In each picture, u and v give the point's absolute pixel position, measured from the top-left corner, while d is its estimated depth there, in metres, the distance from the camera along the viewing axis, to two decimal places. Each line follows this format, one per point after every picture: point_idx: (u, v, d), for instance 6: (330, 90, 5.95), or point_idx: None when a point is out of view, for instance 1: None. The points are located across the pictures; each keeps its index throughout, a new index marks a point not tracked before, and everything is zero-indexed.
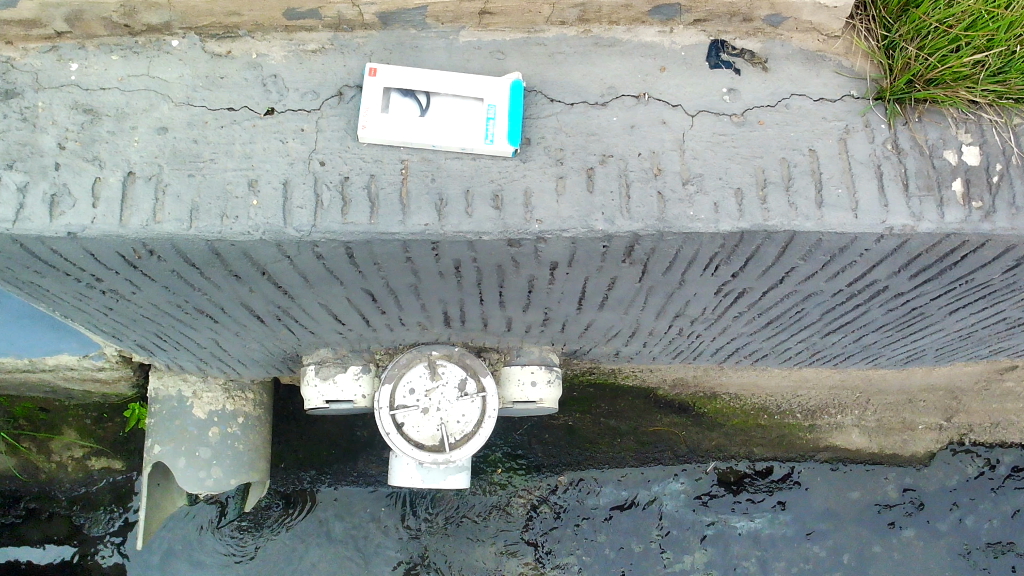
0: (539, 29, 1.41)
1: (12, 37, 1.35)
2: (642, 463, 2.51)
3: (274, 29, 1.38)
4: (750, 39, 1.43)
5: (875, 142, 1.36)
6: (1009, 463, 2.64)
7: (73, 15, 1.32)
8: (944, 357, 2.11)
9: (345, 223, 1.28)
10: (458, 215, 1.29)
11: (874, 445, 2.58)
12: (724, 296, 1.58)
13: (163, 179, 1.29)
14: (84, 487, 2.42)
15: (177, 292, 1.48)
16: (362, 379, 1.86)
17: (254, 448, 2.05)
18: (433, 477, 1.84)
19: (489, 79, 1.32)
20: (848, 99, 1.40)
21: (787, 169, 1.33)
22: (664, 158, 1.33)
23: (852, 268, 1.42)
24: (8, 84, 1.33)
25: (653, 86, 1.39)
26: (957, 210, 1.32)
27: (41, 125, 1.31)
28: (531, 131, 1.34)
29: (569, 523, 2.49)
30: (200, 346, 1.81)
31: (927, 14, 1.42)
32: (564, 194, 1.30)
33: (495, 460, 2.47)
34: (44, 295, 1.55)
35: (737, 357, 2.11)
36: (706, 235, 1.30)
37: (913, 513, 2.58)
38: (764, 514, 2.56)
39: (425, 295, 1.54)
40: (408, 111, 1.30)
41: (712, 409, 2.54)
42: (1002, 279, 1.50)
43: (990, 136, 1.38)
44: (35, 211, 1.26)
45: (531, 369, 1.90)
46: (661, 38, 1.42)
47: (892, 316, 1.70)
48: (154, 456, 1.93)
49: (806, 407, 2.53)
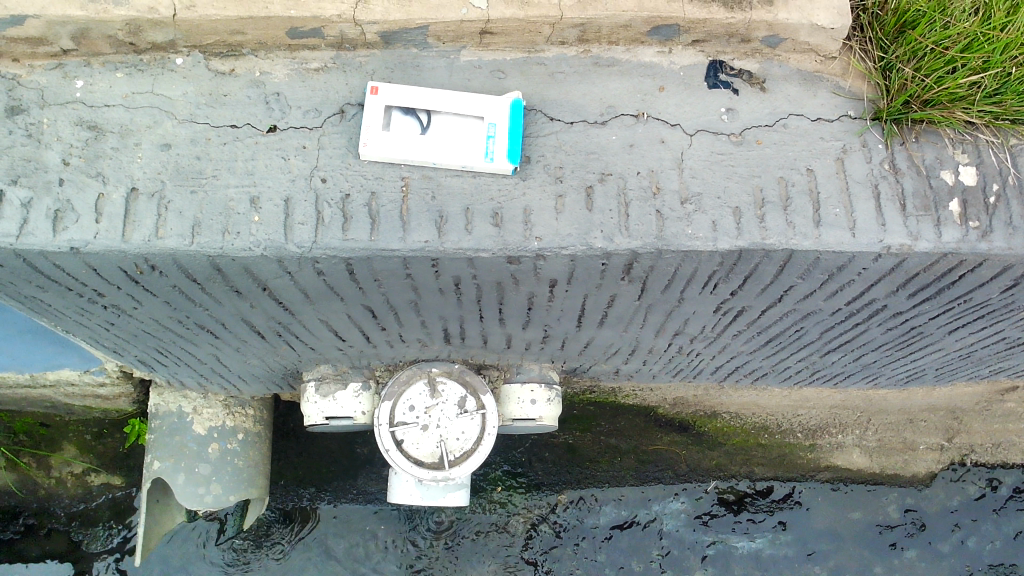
0: (539, 49, 1.43)
1: (19, 55, 1.37)
2: (642, 482, 2.50)
3: (277, 48, 1.40)
4: (748, 60, 1.45)
5: (872, 162, 1.37)
6: (1010, 484, 2.63)
7: (79, 33, 1.34)
8: (945, 377, 2.10)
9: (346, 240, 1.28)
10: (457, 233, 1.29)
11: (875, 465, 2.56)
12: (723, 315, 1.58)
13: (166, 195, 1.30)
14: (83, 503, 2.41)
15: (178, 308, 1.49)
16: (362, 396, 1.87)
17: (253, 464, 2.05)
18: (432, 495, 1.83)
19: (489, 98, 1.33)
20: (845, 119, 1.41)
21: (785, 189, 1.34)
22: (663, 177, 1.34)
23: (850, 286, 1.42)
24: (14, 101, 1.34)
25: (652, 105, 1.40)
26: (954, 229, 1.33)
27: (46, 141, 1.32)
28: (531, 149, 1.36)
29: (569, 543, 2.48)
30: (200, 362, 1.81)
31: (923, 36, 1.44)
32: (563, 212, 1.31)
33: (495, 478, 2.46)
34: (45, 309, 1.56)
35: (737, 376, 2.11)
36: (705, 254, 1.31)
37: (914, 534, 2.57)
38: (765, 534, 2.55)
39: (424, 311, 1.55)
40: (409, 129, 1.32)
41: (712, 428, 2.51)
42: (1000, 299, 1.50)
43: (987, 156, 1.39)
44: (37, 226, 1.27)
45: (531, 388, 1.91)
46: (660, 58, 1.43)
47: (891, 335, 1.70)
48: (153, 472, 1.92)
49: (807, 427, 2.52)
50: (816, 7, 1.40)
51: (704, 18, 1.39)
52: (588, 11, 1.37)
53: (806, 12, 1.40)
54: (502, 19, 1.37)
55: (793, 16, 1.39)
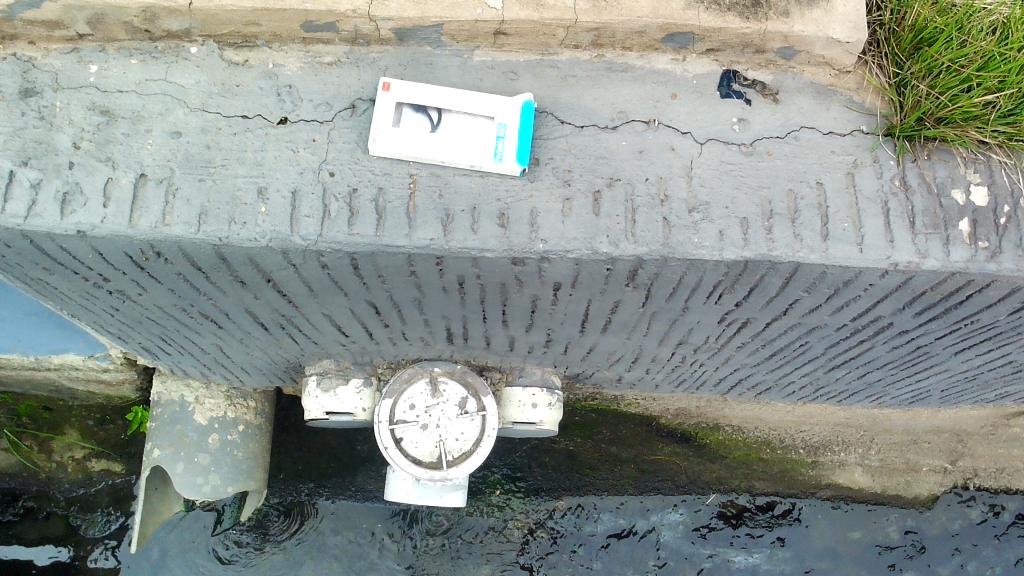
0: (553, 51, 1.43)
1: (35, 38, 1.38)
2: (642, 491, 2.48)
3: (291, 41, 1.41)
4: (762, 71, 1.44)
5: (883, 178, 1.36)
6: (1013, 510, 2.60)
7: (96, 17, 1.35)
8: (951, 399, 2.08)
9: (351, 234, 1.28)
10: (463, 232, 1.29)
11: (876, 485, 2.54)
12: (727, 326, 1.57)
13: (175, 182, 1.30)
14: (83, 488, 2.42)
15: (182, 296, 1.49)
16: (362, 393, 1.86)
17: (253, 456, 2.05)
18: (429, 495, 1.84)
19: (500, 98, 1.33)
20: (857, 134, 1.40)
21: (793, 202, 1.33)
22: (672, 185, 1.34)
23: (856, 303, 1.41)
24: (28, 83, 1.35)
25: (663, 112, 1.40)
26: (963, 249, 1.31)
27: (57, 124, 1.33)
28: (540, 151, 1.35)
29: (565, 549, 2.46)
30: (203, 352, 1.81)
31: (939, 54, 1.44)
32: (570, 215, 1.31)
33: (494, 481, 2.45)
34: (52, 292, 1.57)
35: (740, 389, 2.10)
36: (711, 263, 1.30)
37: (914, 555, 2.54)
38: (763, 549, 2.53)
39: (428, 310, 1.55)
40: (419, 127, 1.31)
41: (714, 440, 2.51)
42: (1008, 321, 1.49)
43: (999, 177, 1.38)
44: (46, 208, 1.28)
45: (533, 392, 1.89)
46: (673, 66, 1.43)
47: (896, 354, 1.68)
48: (153, 460, 1.93)
49: (809, 443, 2.50)
50: (832, 20, 1.40)
51: (719, 27, 1.38)
52: (603, 16, 1.37)
53: (822, 25, 1.39)
54: (517, 20, 1.37)
55: (808, 28, 1.39)
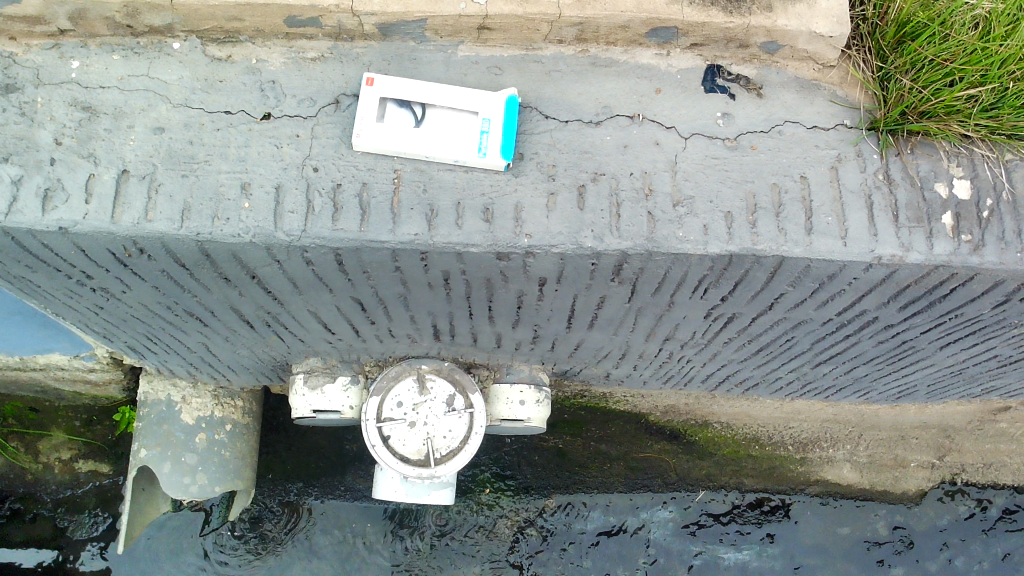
0: (537, 46, 1.43)
1: (16, 33, 1.37)
2: (632, 489, 2.48)
3: (274, 36, 1.40)
4: (746, 66, 1.45)
5: (866, 171, 1.37)
6: (1000, 505, 2.61)
7: (77, 13, 1.34)
8: (937, 394, 2.09)
9: (335, 230, 1.28)
10: (447, 226, 1.29)
11: (865, 481, 2.55)
12: (713, 321, 1.58)
13: (157, 178, 1.30)
14: (70, 489, 2.40)
15: (167, 294, 1.48)
16: (350, 390, 1.85)
17: (241, 455, 2.05)
18: (417, 493, 1.83)
19: (484, 93, 1.33)
20: (841, 128, 1.41)
21: (777, 195, 1.34)
22: (656, 179, 1.34)
23: (841, 296, 1.42)
24: (9, 79, 1.34)
25: (648, 107, 1.40)
26: (945, 242, 1.32)
27: (38, 120, 1.32)
28: (524, 146, 1.35)
29: (555, 547, 2.46)
30: (189, 350, 1.80)
31: (922, 48, 1.45)
32: (554, 210, 1.31)
33: (484, 479, 2.45)
34: (35, 290, 1.56)
35: (728, 385, 2.10)
36: (695, 256, 1.30)
37: (902, 551, 2.56)
38: (752, 546, 2.53)
39: (414, 305, 1.54)
40: (403, 122, 1.31)
41: (703, 437, 2.51)
42: (992, 314, 1.49)
43: (981, 170, 1.39)
44: (27, 205, 1.27)
45: (520, 388, 1.89)
46: (657, 61, 1.43)
47: (882, 349, 1.69)
48: (140, 460, 1.92)
49: (798, 439, 2.51)
50: (815, 14, 1.41)
51: (702, 21, 1.39)
52: (587, 10, 1.37)
53: (805, 20, 1.40)
54: (500, 15, 1.37)
55: (792, 22, 1.39)
